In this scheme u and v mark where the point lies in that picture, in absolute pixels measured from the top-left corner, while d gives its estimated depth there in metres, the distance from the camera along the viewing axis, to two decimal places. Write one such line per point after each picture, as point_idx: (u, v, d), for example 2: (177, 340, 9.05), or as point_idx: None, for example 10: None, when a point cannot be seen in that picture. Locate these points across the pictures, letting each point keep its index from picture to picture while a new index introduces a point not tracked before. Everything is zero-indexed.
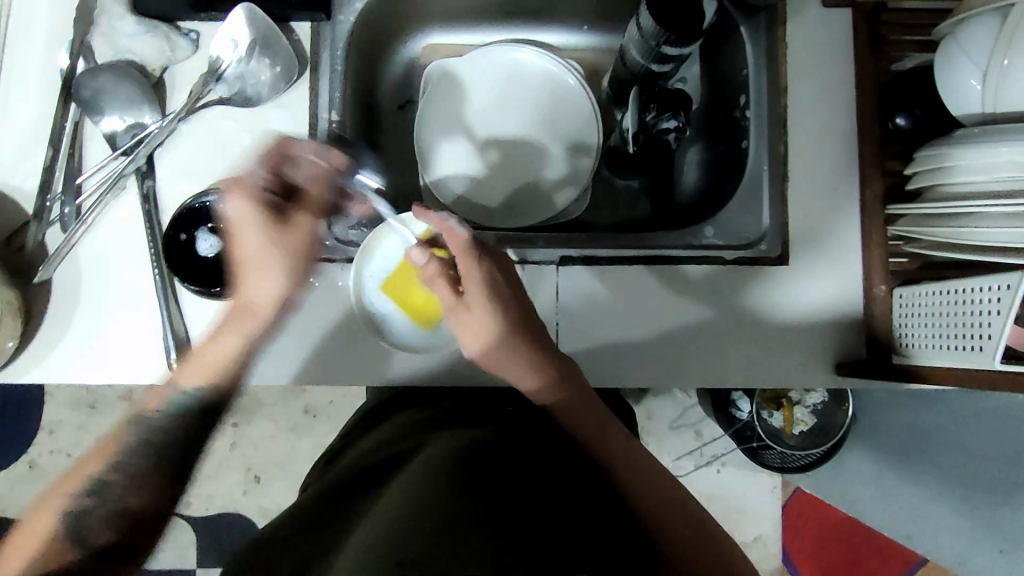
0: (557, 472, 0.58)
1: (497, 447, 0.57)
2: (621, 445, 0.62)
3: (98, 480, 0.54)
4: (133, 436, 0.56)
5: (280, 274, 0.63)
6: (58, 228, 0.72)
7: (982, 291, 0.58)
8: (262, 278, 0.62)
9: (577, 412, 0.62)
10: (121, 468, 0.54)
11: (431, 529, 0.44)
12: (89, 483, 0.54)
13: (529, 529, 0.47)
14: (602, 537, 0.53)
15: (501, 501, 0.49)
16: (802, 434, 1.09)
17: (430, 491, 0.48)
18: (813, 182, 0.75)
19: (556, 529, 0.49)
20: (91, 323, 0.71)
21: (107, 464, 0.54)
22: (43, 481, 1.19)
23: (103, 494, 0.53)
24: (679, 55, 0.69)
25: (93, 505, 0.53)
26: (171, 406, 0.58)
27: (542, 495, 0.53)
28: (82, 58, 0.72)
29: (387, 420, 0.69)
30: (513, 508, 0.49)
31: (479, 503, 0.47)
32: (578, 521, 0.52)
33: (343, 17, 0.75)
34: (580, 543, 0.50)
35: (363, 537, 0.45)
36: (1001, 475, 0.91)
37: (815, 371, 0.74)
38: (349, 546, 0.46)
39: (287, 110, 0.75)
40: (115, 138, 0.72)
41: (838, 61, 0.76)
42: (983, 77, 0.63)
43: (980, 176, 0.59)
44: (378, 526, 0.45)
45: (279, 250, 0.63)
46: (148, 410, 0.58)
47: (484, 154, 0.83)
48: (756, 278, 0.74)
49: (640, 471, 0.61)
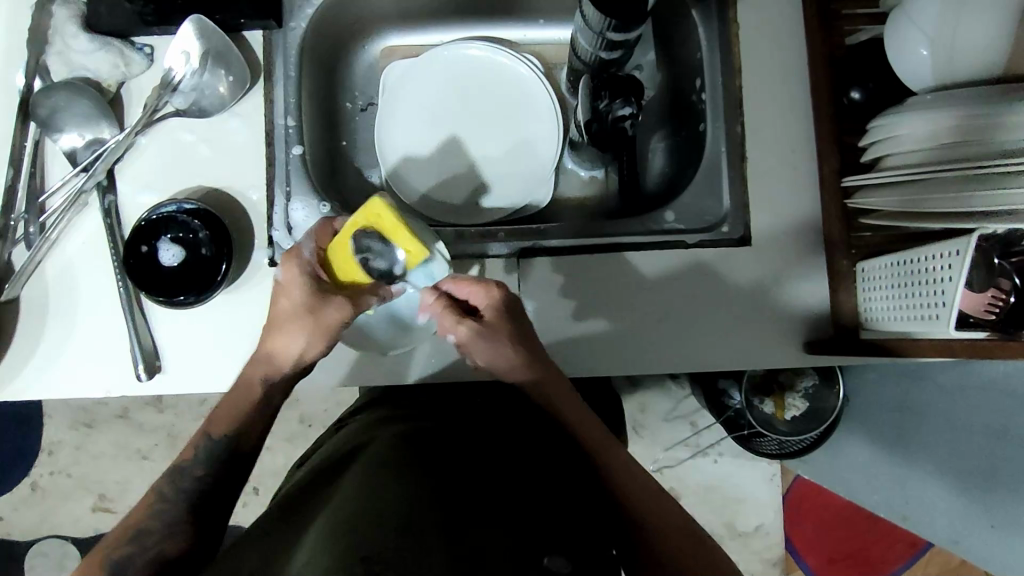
0: (522, 461, 0.57)
1: (466, 450, 0.56)
2: (593, 427, 0.62)
3: (139, 529, 0.55)
4: (173, 485, 0.59)
5: (301, 342, 0.61)
6: (23, 246, 0.73)
7: (933, 260, 0.57)
8: (288, 346, 0.61)
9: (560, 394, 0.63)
10: (161, 517, 0.56)
11: (391, 528, 0.43)
12: (131, 534, 0.55)
13: (491, 524, 0.46)
14: (575, 515, 0.52)
15: (465, 502, 0.48)
16: (794, 419, 1.05)
17: (388, 494, 0.47)
18: (773, 161, 0.75)
19: (529, 516, 0.48)
20: (59, 340, 0.72)
21: (148, 515, 0.56)
22: (45, 502, 1.20)
23: (141, 544, 0.54)
24: (626, 40, 0.69)
25: (135, 551, 0.54)
26: (201, 456, 0.60)
27: (507, 482, 0.52)
28: (38, 77, 0.74)
29: (358, 417, 0.69)
30: (476, 501, 0.48)
31: (441, 498, 0.47)
32: (546, 502, 0.52)
33: (295, 23, 0.76)
34: (542, 520, 0.49)
35: (322, 531, 0.45)
36: (988, 452, 0.82)
37: (788, 350, 0.73)
38: (308, 537, 0.45)
39: (243, 118, 0.75)
40: (74, 155, 0.74)
41: (791, 39, 0.76)
42: (933, 45, 0.60)
43: (928, 144, 0.58)
44: (335, 523, 0.45)
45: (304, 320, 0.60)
46: (184, 458, 0.60)
47: (445, 151, 0.84)
48: (718, 259, 0.74)
49: (635, 476, 0.58)
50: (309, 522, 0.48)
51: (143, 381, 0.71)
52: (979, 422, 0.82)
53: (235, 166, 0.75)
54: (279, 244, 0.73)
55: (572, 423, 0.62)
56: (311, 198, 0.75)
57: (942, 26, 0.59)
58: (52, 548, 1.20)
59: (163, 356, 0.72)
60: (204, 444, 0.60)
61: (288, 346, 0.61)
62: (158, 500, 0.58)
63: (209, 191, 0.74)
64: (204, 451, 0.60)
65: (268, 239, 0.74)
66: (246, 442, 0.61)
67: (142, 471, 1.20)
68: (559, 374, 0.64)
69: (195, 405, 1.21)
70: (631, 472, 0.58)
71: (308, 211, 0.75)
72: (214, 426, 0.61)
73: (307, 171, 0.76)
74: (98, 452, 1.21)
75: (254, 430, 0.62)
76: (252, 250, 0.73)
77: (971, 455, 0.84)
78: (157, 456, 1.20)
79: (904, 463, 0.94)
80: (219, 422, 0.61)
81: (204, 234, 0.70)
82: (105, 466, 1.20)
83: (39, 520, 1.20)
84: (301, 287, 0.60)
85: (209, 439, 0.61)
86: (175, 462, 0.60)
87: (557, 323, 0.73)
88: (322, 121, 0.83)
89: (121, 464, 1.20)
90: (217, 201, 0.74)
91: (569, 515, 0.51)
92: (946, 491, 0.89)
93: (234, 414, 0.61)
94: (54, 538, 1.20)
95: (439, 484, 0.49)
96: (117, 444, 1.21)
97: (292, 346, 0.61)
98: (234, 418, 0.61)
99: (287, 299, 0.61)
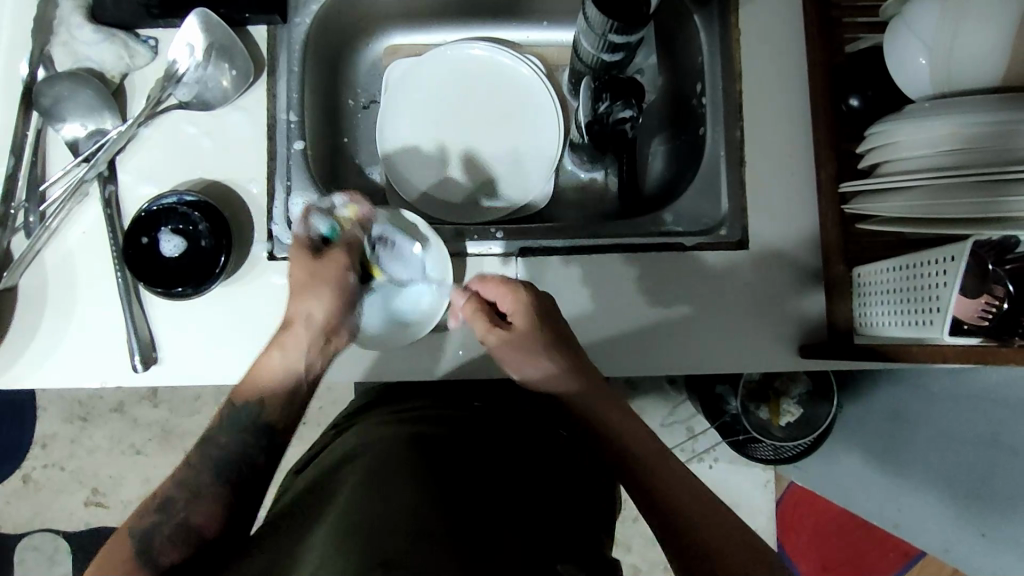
0: (526, 474, 0.58)
1: (472, 462, 0.56)
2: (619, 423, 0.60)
3: (164, 498, 0.55)
4: (201, 456, 0.59)
5: (320, 302, 0.65)
6: (23, 235, 0.73)
7: (930, 264, 0.57)
8: (311, 307, 0.65)
9: (590, 405, 0.61)
10: (187, 485, 0.56)
11: (408, 536, 0.43)
12: (158, 501, 0.55)
13: (498, 538, 0.46)
14: (570, 532, 0.53)
15: (472, 513, 0.48)
16: (789, 425, 1.05)
17: (399, 500, 0.47)
18: (770, 165, 0.76)
19: (531, 526, 0.50)
20: (57, 330, 0.72)
21: (176, 483, 0.57)
22: (38, 495, 1.20)
23: (170, 509, 0.54)
24: (628, 43, 0.69)
25: (160, 521, 0.54)
26: (227, 423, 0.61)
27: (507, 491, 0.53)
28: (42, 66, 0.74)
29: (364, 417, 0.68)
30: (484, 506, 0.50)
31: (446, 503, 0.48)
32: (548, 517, 0.53)
33: (299, 19, 0.77)
34: (542, 536, 0.50)
35: (331, 530, 0.45)
36: (979, 460, 0.82)
37: (782, 354, 0.73)
38: (317, 537, 0.46)
39: (245, 111, 0.76)
40: (76, 145, 0.74)
41: (791, 47, 0.77)
42: (931, 55, 0.60)
43: (924, 152, 0.58)
44: (348, 519, 0.45)
45: (326, 280, 0.66)
46: (214, 434, 0.60)
47: (446, 151, 0.84)
48: (715, 263, 0.74)
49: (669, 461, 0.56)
50: (319, 522, 0.49)
51: (139, 371, 0.71)
52: (972, 430, 0.83)
53: (237, 159, 0.75)
54: (277, 238, 0.73)
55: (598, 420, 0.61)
56: (312, 194, 0.75)
57: (940, 36, 0.59)
58: (45, 542, 1.19)
59: (160, 348, 0.72)
60: (234, 413, 0.61)
61: (309, 306, 0.65)
62: (186, 470, 0.58)
63: (209, 183, 0.74)
64: (232, 418, 0.61)
65: (267, 233, 0.74)
66: (267, 413, 0.61)
67: (137, 466, 1.20)
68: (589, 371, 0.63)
69: (192, 400, 1.21)
70: (665, 462, 0.56)
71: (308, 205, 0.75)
72: (244, 393, 0.62)
73: (307, 166, 0.76)
74: (94, 446, 1.20)
75: (279, 402, 0.62)
76: (251, 244, 0.74)
77: (964, 464, 0.84)
78: (152, 450, 1.20)
79: (897, 471, 0.95)
80: (244, 392, 0.62)
81: (204, 227, 0.71)
82: (100, 460, 1.20)
83: (32, 514, 1.19)
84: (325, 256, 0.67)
85: (233, 406, 0.61)
86: (207, 435, 0.61)
87: None
88: (324, 117, 0.83)
89: (115, 458, 1.20)
90: (217, 193, 0.74)
91: (570, 533, 0.53)
92: (938, 500, 0.89)
93: (258, 387, 0.62)
94: (46, 531, 1.19)
95: (447, 492, 0.49)
96: (113, 439, 1.20)
97: (321, 309, 0.65)
98: (258, 390, 0.62)
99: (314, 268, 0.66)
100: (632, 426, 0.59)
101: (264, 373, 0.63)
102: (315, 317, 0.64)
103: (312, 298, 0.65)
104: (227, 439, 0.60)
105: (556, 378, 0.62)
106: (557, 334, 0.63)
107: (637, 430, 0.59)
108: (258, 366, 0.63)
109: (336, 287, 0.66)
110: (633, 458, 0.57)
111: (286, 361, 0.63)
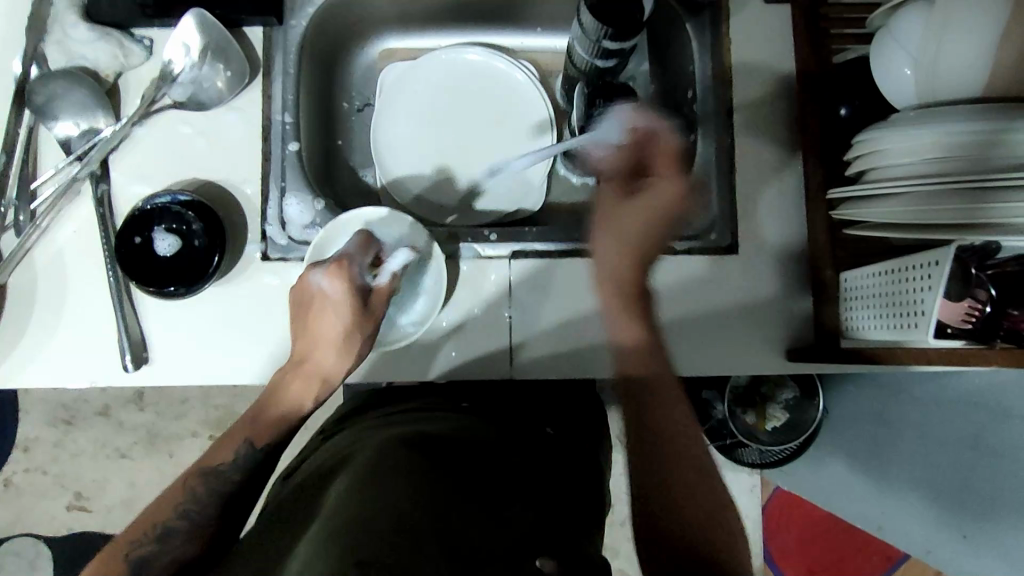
0: (529, 467, 0.58)
1: (480, 454, 0.57)
2: (676, 420, 0.62)
3: (165, 526, 0.55)
4: (204, 485, 0.59)
5: (350, 355, 0.65)
6: (13, 233, 0.72)
7: (914, 269, 0.58)
8: (338, 360, 0.64)
9: (656, 392, 0.63)
10: (189, 518, 0.56)
11: (392, 527, 0.45)
12: (158, 530, 0.55)
13: (496, 521, 0.48)
14: (578, 525, 0.54)
15: (470, 497, 0.49)
16: (774, 430, 1.06)
17: (390, 491, 0.48)
18: (759, 170, 0.77)
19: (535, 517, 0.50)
20: (48, 329, 0.72)
21: (175, 513, 0.56)
22: (19, 500, 1.18)
23: (169, 542, 0.55)
24: (622, 49, 0.70)
25: (159, 551, 0.54)
26: (240, 460, 0.60)
27: (511, 481, 0.54)
28: (35, 64, 0.74)
29: (343, 428, 0.67)
30: (485, 493, 0.51)
31: (439, 494, 0.48)
32: (550, 499, 0.54)
33: (295, 21, 0.77)
34: (541, 519, 0.51)
35: (313, 538, 0.46)
36: (960, 463, 0.84)
37: (769, 357, 0.75)
38: (303, 540, 0.47)
39: (240, 112, 0.76)
40: (69, 143, 0.74)
41: (781, 56, 0.79)
42: (915, 66, 0.62)
43: (908, 159, 0.60)
44: (333, 521, 0.46)
45: (357, 335, 0.64)
46: (218, 463, 0.60)
47: (442, 154, 0.85)
48: (705, 267, 0.75)
49: (698, 470, 0.60)
50: (303, 527, 0.49)
51: (131, 371, 0.71)
52: (955, 434, 0.84)
53: (231, 160, 0.75)
54: (272, 239, 0.74)
55: (660, 414, 0.62)
56: (307, 194, 0.75)
57: (923, 49, 0.61)
58: (25, 547, 1.17)
59: (152, 348, 0.72)
60: (244, 448, 0.61)
61: (338, 360, 0.64)
62: (180, 497, 0.58)
63: (203, 183, 0.74)
64: (242, 458, 0.61)
65: (261, 233, 0.74)
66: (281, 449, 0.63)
67: (122, 470, 1.19)
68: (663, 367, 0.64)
69: (179, 404, 1.19)
70: (704, 480, 0.59)
71: (302, 206, 0.75)
72: (262, 435, 0.62)
73: (302, 166, 0.76)
74: (78, 450, 1.19)
75: (296, 429, 0.65)
76: (244, 243, 0.74)
77: (946, 466, 0.86)
78: (137, 455, 1.19)
79: (880, 474, 0.96)
80: (265, 430, 0.62)
81: (198, 226, 0.70)
82: (84, 464, 1.19)
83: (13, 518, 1.18)
84: (354, 299, 0.63)
85: (252, 446, 0.61)
86: (206, 464, 0.60)
87: (547, 323, 0.76)
88: (319, 118, 0.83)
89: (100, 462, 1.19)
90: (211, 194, 0.74)
91: (567, 522, 0.53)
92: (921, 502, 0.90)
93: (262, 428, 0.62)
94: (26, 536, 1.18)
95: (445, 482, 0.50)
96: (97, 442, 1.19)
97: (350, 364, 0.65)
98: (277, 429, 0.63)
99: (341, 315, 0.63)
100: (688, 434, 0.62)
101: (279, 409, 0.64)
102: (334, 369, 0.65)
103: (333, 351, 0.64)
104: (230, 466, 0.60)
105: (642, 345, 0.65)
106: (629, 276, 0.67)
107: (685, 428, 0.62)
108: (274, 408, 0.64)
109: (367, 340, 0.66)
110: (674, 472, 0.60)
111: (309, 395, 0.65)
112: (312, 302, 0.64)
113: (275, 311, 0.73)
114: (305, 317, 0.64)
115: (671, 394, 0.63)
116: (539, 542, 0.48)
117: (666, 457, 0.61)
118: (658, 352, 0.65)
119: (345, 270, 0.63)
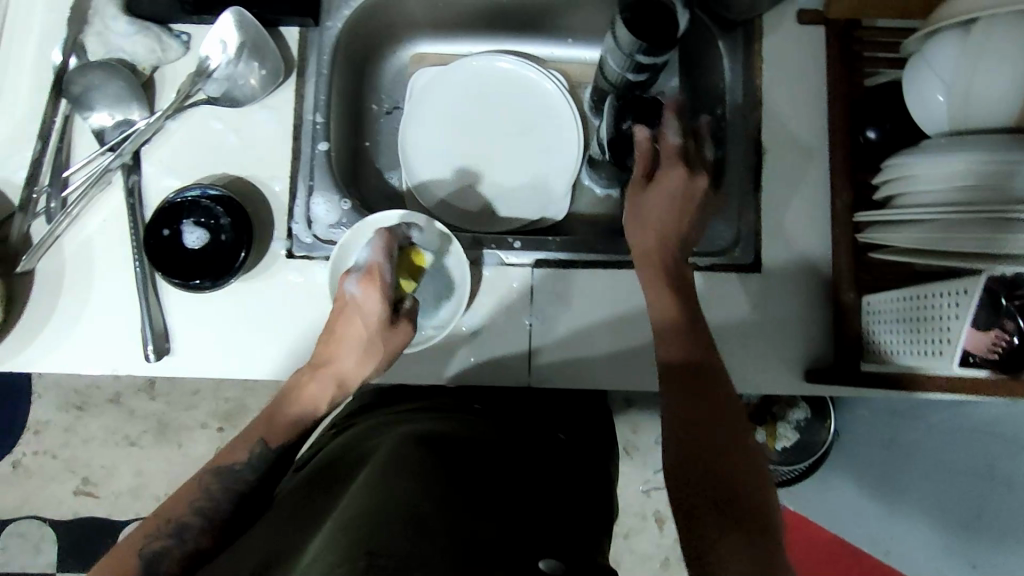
0: (543, 476, 0.58)
1: (496, 461, 0.56)
2: (727, 402, 0.57)
3: (181, 522, 0.55)
4: (218, 481, 0.58)
5: (372, 364, 0.65)
6: (44, 219, 0.73)
7: (940, 296, 0.58)
8: (361, 366, 0.64)
9: (714, 375, 0.58)
10: (203, 514, 0.56)
11: (404, 519, 0.44)
12: (170, 526, 0.55)
13: (504, 524, 0.47)
14: (589, 535, 0.53)
15: (480, 502, 0.49)
16: (784, 450, 1.02)
17: (404, 489, 0.48)
18: (785, 190, 0.77)
19: (542, 521, 0.50)
20: (72, 316, 0.72)
21: (190, 508, 0.56)
22: (28, 483, 1.19)
23: (181, 537, 0.54)
24: (654, 64, 0.70)
25: (172, 544, 0.54)
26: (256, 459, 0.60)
27: (524, 489, 0.53)
28: (74, 54, 0.75)
29: (349, 427, 0.67)
30: (499, 500, 0.50)
31: (454, 497, 0.48)
32: (559, 510, 0.54)
33: (331, 23, 0.78)
34: (547, 527, 0.50)
35: (325, 531, 0.45)
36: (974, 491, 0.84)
37: (785, 377, 0.75)
38: (317, 530, 0.47)
39: (273, 110, 0.77)
40: (102, 134, 0.75)
41: (811, 77, 0.79)
42: (949, 93, 0.62)
43: (938, 186, 0.59)
44: (347, 513, 0.46)
45: (382, 346, 0.65)
46: (233, 461, 0.59)
47: (467, 160, 0.85)
48: (726, 284, 0.75)
49: (749, 460, 0.54)
50: (315, 521, 0.49)
51: (152, 361, 0.71)
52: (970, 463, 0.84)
53: (260, 157, 0.76)
54: (297, 236, 0.74)
55: (710, 393, 0.57)
56: (334, 194, 0.76)
57: (958, 77, 0.61)
58: (30, 529, 1.18)
59: (174, 340, 0.72)
60: (258, 448, 0.60)
61: (360, 367, 0.64)
62: (196, 491, 0.58)
63: (232, 178, 0.75)
64: (257, 459, 0.60)
65: (287, 230, 0.74)
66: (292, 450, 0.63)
67: (130, 458, 1.19)
68: (712, 351, 0.60)
69: (190, 395, 1.20)
70: (752, 469, 0.53)
71: (329, 206, 0.76)
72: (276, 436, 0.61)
73: (330, 167, 0.76)
74: (88, 436, 1.20)
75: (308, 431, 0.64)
76: (269, 241, 0.74)
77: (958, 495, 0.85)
78: (147, 443, 1.20)
79: (889, 499, 0.95)
80: (276, 433, 0.62)
81: (226, 221, 0.71)
82: (94, 450, 1.20)
83: (21, 500, 1.19)
84: (383, 307, 0.64)
85: (266, 446, 0.61)
86: (223, 462, 0.60)
87: (564, 333, 0.76)
88: (348, 119, 0.84)
89: (109, 449, 1.20)
90: (239, 189, 0.75)
91: (576, 528, 0.52)
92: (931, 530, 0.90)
93: (275, 428, 0.62)
94: (32, 519, 1.18)
95: (459, 485, 0.50)
96: (108, 429, 1.20)
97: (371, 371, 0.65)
98: (292, 431, 0.62)
99: (368, 321, 0.64)
100: (738, 421, 0.56)
101: (293, 408, 0.64)
102: (354, 373, 0.65)
103: (355, 358, 0.64)
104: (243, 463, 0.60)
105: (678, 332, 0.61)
106: (667, 263, 0.65)
107: (738, 416, 0.56)
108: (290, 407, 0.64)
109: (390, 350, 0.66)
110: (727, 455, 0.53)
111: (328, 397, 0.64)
112: (342, 305, 0.66)
113: (297, 308, 0.73)
114: (336, 321, 0.66)
115: (721, 377, 0.58)
116: (546, 545, 0.47)
117: (725, 457, 0.53)
118: (703, 342, 0.60)
119: (376, 274, 0.64)
